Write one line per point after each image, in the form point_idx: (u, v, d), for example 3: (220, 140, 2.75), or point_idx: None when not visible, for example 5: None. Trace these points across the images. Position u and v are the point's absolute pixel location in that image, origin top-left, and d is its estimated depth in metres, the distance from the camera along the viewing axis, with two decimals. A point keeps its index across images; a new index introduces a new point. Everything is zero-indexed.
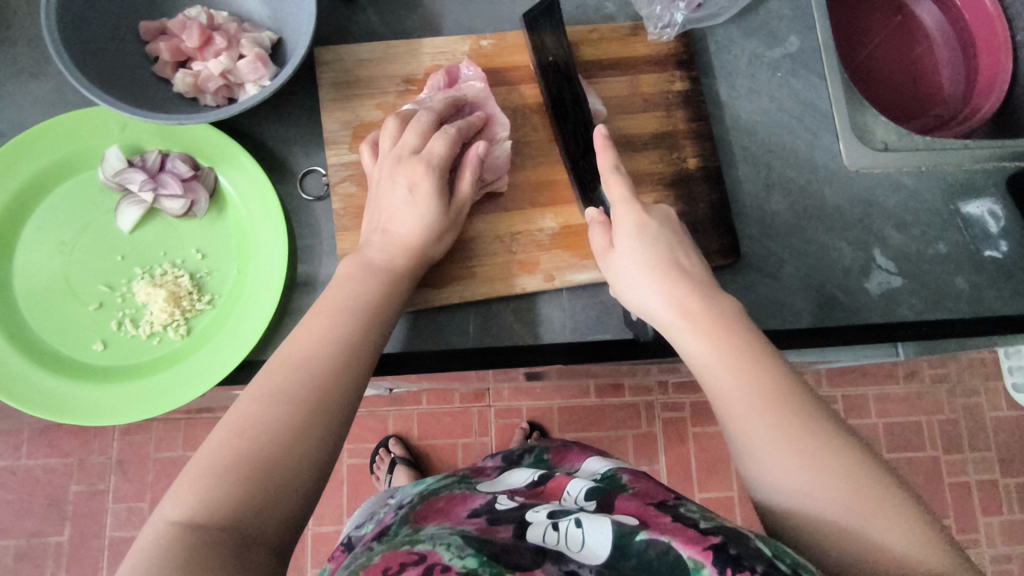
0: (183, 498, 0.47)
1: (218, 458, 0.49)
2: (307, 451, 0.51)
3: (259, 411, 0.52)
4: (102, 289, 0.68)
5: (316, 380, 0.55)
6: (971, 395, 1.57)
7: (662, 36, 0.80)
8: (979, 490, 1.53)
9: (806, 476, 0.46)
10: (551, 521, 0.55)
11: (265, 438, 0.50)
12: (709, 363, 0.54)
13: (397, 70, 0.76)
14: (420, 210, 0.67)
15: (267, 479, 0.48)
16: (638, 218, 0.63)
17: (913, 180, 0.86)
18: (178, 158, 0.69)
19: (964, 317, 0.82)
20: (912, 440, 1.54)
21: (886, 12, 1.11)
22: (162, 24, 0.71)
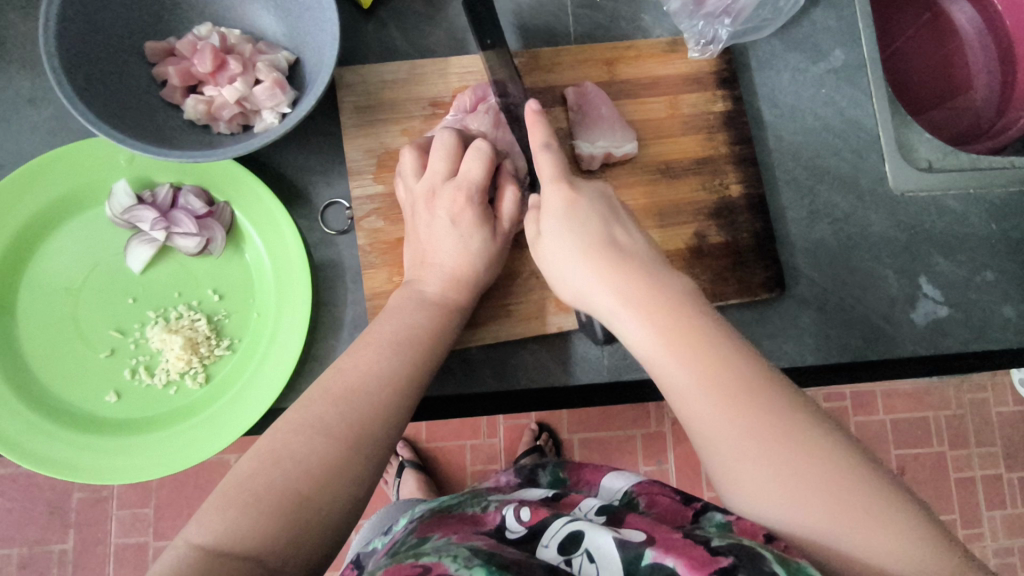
0: (210, 521, 0.43)
1: (248, 485, 0.45)
2: (345, 489, 0.47)
3: (297, 441, 0.48)
4: (114, 334, 0.64)
5: (356, 418, 0.51)
6: (978, 391, 1.56)
7: (704, 53, 0.75)
8: (984, 485, 1.53)
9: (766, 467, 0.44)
10: (564, 559, 0.46)
11: (300, 470, 0.47)
12: (677, 381, 0.48)
13: (423, 92, 0.71)
14: (471, 242, 0.64)
15: (299, 511, 0.45)
16: (566, 196, 0.58)
17: (962, 204, 0.81)
18: (190, 192, 0.64)
19: (1011, 347, 0.79)
20: (919, 437, 1.53)
21: (916, 10, 1.05)
22: (171, 45, 0.66)
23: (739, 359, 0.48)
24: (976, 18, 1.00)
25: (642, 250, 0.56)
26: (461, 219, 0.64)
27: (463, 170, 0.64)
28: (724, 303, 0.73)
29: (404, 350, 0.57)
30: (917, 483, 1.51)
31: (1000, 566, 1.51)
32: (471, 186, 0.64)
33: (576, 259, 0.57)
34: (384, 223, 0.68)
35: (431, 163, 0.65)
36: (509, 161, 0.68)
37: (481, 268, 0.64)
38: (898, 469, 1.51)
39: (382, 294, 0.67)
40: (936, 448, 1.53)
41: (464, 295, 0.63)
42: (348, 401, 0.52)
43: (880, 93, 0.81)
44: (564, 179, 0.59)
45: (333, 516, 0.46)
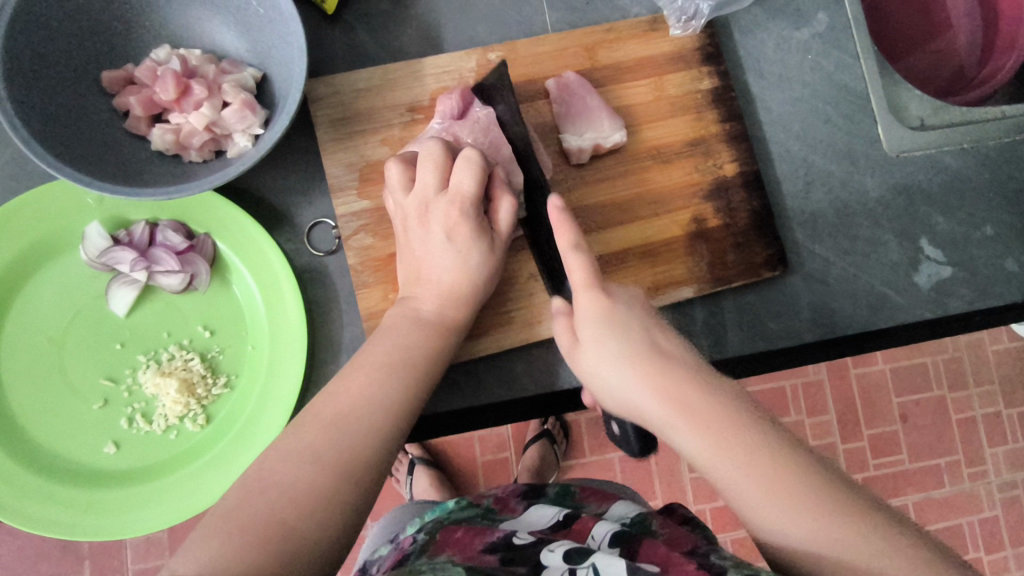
0: (193, 553, 0.41)
1: (235, 516, 0.43)
2: (336, 517, 0.46)
3: (286, 469, 0.47)
4: (105, 383, 0.61)
5: (348, 444, 0.50)
6: (974, 332, 1.57)
7: (687, 29, 0.72)
8: (986, 423, 1.55)
9: (782, 515, 0.43)
10: (568, 568, 0.51)
11: (296, 502, 0.45)
12: (706, 458, 0.46)
13: (399, 98, 0.68)
14: (468, 257, 0.62)
15: (287, 541, 0.43)
16: (572, 242, 0.57)
17: (956, 159, 0.80)
18: (168, 227, 0.61)
19: (1016, 301, 0.79)
20: (919, 383, 1.54)
21: None
22: (128, 73, 0.62)
23: (769, 438, 0.46)
24: None
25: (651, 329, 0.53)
26: (456, 235, 0.62)
27: (454, 185, 0.62)
28: (728, 286, 0.71)
29: (401, 372, 0.55)
30: (921, 429, 1.53)
31: (1007, 501, 1.54)
32: (464, 199, 0.62)
33: (582, 306, 0.55)
34: (373, 239, 0.66)
35: (420, 180, 0.62)
36: (499, 168, 0.65)
37: (479, 279, 0.62)
38: (902, 417, 1.53)
39: (379, 312, 0.65)
40: (937, 392, 1.54)
41: (461, 307, 0.61)
42: (339, 426, 0.51)
43: (867, 53, 0.79)
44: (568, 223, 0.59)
45: (323, 539, 0.44)
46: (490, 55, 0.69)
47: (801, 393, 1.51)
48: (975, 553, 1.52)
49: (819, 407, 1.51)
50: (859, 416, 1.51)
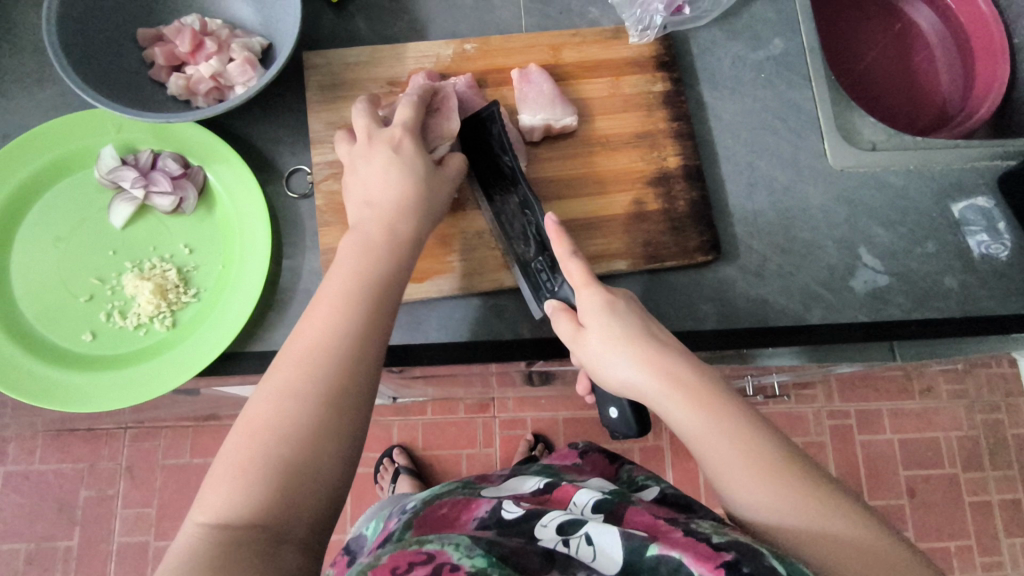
0: (209, 499, 0.48)
1: (236, 459, 0.49)
2: (329, 446, 0.51)
3: (273, 408, 0.51)
4: (94, 281, 0.71)
5: (332, 373, 0.53)
6: (991, 412, 1.55)
7: (643, 37, 0.82)
8: (1002, 510, 1.50)
9: (752, 473, 0.50)
10: (561, 537, 0.54)
11: (287, 437, 0.50)
12: (711, 448, 0.52)
13: (382, 73, 0.78)
14: (404, 173, 0.65)
15: (296, 482, 0.49)
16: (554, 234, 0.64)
17: (901, 180, 0.85)
18: (169, 157, 0.72)
19: (954, 316, 0.80)
20: (930, 458, 1.52)
21: (885, 21, 1.11)
22: (159, 31, 0.74)
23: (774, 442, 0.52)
24: (939, 25, 1.07)
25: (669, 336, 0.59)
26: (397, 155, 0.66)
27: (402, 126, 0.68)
28: (661, 264, 0.77)
29: (363, 299, 0.58)
30: (928, 505, 1.49)
31: None
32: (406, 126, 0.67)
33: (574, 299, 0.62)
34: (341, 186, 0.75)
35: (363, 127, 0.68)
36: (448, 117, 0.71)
37: (424, 190, 0.65)
38: (908, 490, 1.50)
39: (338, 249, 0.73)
40: (949, 470, 1.51)
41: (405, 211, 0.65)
42: (307, 358, 0.54)
43: (819, 78, 0.86)
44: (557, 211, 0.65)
45: (325, 480, 0.50)
46: (466, 46, 0.80)
47: None
48: None
49: None
50: (863, 484, 1.50)
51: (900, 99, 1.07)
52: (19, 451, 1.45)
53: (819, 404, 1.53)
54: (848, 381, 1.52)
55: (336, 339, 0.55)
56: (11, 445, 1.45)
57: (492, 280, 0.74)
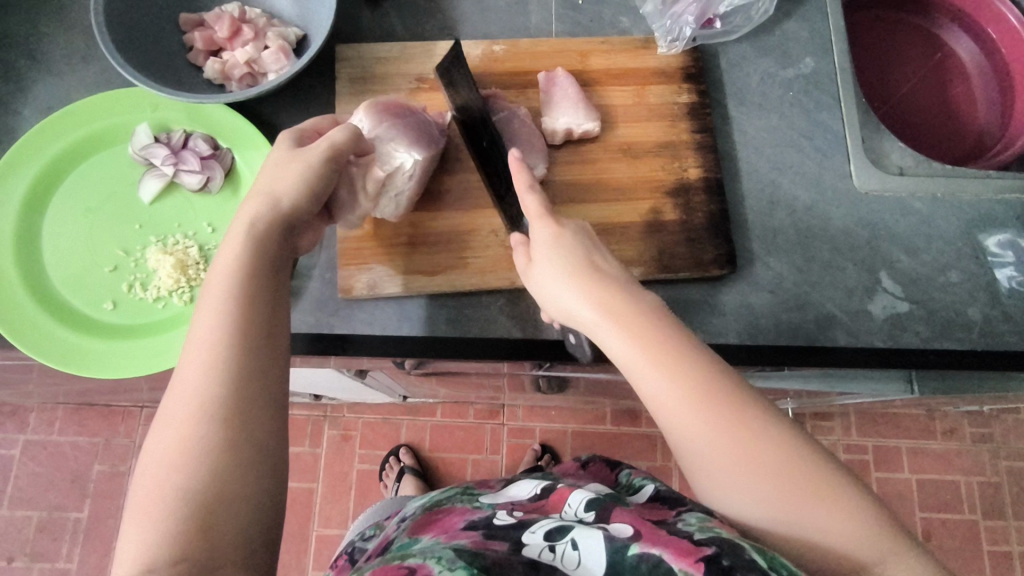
0: (131, 546, 0.45)
1: (155, 494, 0.47)
2: (243, 459, 0.49)
3: (178, 438, 0.49)
4: (119, 253, 0.73)
5: (226, 391, 0.51)
6: (1017, 459, 1.50)
7: (671, 49, 0.83)
8: (1023, 561, 1.44)
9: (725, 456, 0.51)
10: (548, 542, 0.53)
11: (202, 460, 0.48)
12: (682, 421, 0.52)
13: (411, 70, 0.80)
14: (295, 171, 0.62)
15: (214, 506, 0.47)
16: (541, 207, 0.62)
17: (928, 207, 0.83)
18: (200, 137, 0.74)
19: (976, 349, 0.78)
20: (949, 501, 1.47)
21: (924, 49, 1.08)
22: (200, 17, 0.77)
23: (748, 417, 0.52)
24: (978, 52, 1.05)
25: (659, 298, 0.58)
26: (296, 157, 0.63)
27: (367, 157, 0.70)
28: (675, 274, 0.76)
29: (237, 301, 0.55)
30: (945, 551, 1.44)
31: None
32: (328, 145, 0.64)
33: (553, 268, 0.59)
34: None
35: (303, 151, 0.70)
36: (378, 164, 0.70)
37: (312, 192, 0.62)
38: (924, 533, 1.45)
39: (352, 238, 0.75)
40: (968, 516, 1.46)
41: (305, 199, 0.62)
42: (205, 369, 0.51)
43: (848, 99, 0.86)
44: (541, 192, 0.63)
45: (251, 496, 0.49)
46: (494, 48, 0.82)
47: None
48: None
49: None
50: None
51: (939, 136, 1.05)
52: (39, 421, 1.49)
53: (837, 437, 1.50)
54: (867, 415, 1.49)
55: (228, 346, 0.52)
56: (32, 415, 1.49)
57: (504, 278, 0.74)
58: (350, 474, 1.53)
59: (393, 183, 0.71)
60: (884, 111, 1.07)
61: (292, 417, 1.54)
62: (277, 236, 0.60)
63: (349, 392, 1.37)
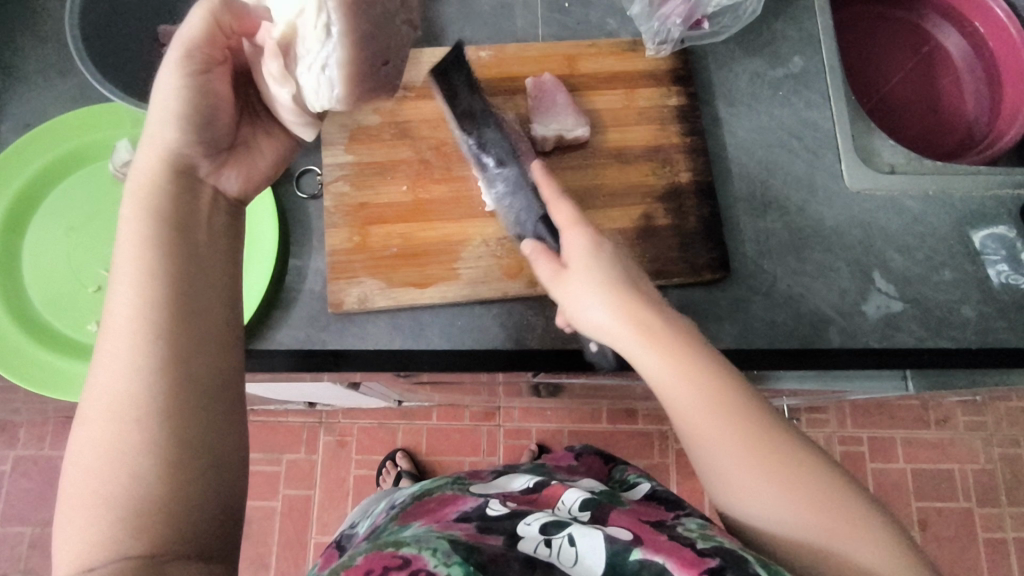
0: (68, 548, 0.43)
1: (90, 492, 0.45)
2: (179, 446, 0.47)
3: (105, 431, 0.46)
4: (102, 272, 0.71)
5: (153, 379, 0.47)
6: (1009, 446, 1.51)
7: (658, 52, 0.82)
8: (1017, 547, 1.45)
9: (773, 499, 0.49)
10: (545, 537, 0.52)
11: (129, 451, 0.45)
12: (730, 463, 0.50)
13: None
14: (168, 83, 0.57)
15: (152, 504, 0.45)
16: (589, 241, 0.61)
17: (919, 204, 0.83)
18: None
19: (970, 347, 0.78)
20: (943, 489, 1.48)
21: (912, 44, 1.08)
22: (179, 29, 0.75)
23: (799, 459, 0.50)
24: (965, 47, 1.05)
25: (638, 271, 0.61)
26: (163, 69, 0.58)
27: (257, 36, 0.60)
28: (667, 279, 0.76)
29: (163, 268, 0.51)
30: (941, 539, 1.45)
31: None
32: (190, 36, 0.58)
33: (601, 298, 0.57)
34: (350, 188, 0.76)
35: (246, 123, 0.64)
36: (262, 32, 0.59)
37: (198, 105, 0.58)
38: (920, 522, 1.46)
39: (342, 251, 0.74)
40: (962, 503, 1.47)
41: (191, 140, 0.58)
42: (122, 351, 0.48)
43: (838, 98, 0.85)
44: (585, 225, 0.63)
45: (194, 486, 0.46)
46: (481, 53, 0.81)
47: None
48: None
49: None
50: None
51: (928, 130, 1.05)
52: (28, 436, 1.47)
53: (833, 429, 1.50)
54: (862, 407, 1.49)
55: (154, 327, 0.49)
56: (22, 430, 1.47)
57: (497, 288, 0.74)
58: (346, 480, 1.52)
59: (306, 51, 0.58)
60: (872, 108, 1.06)
61: (287, 424, 1.52)
62: (180, 207, 0.56)
63: (343, 398, 1.35)
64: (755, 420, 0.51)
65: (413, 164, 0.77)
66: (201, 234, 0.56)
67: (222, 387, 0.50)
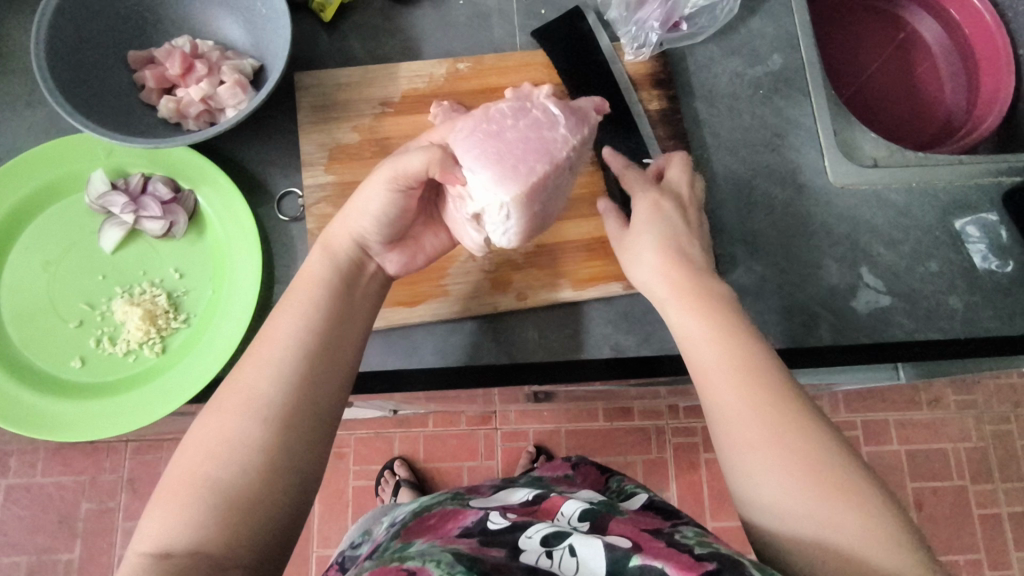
0: (152, 528, 0.48)
1: (192, 474, 0.50)
2: (278, 458, 0.52)
3: (224, 424, 0.52)
4: (83, 306, 0.70)
5: (280, 393, 0.54)
6: (1000, 422, 1.52)
7: (638, 55, 0.82)
8: (1011, 521, 1.47)
9: (763, 456, 0.50)
10: (545, 548, 0.51)
11: (228, 446, 0.51)
12: (731, 414, 0.53)
13: (374, 93, 0.78)
14: (376, 197, 0.63)
15: (234, 500, 0.49)
16: (652, 203, 0.68)
17: (903, 197, 0.83)
18: (159, 180, 0.71)
19: (959, 338, 0.79)
20: (937, 469, 1.49)
21: (886, 35, 1.08)
22: (150, 54, 0.74)
23: (798, 424, 0.51)
24: (940, 34, 1.05)
25: (692, 239, 0.66)
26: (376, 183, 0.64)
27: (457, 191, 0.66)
28: None
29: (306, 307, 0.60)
30: (937, 518, 1.47)
31: None
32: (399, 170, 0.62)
33: (648, 255, 0.65)
34: (331, 209, 0.75)
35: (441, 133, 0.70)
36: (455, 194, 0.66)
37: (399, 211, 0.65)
38: (916, 502, 1.48)
39: None
40: (957, 482, 1.49)
41: (375, 229, 0.65)
42: (264, 359, 0.56)
43: (818, 94, 0.85)
44: (653, 190, 0.69)
45: (271, 491, 0.51)
46: (459, 65, 0.80)
47: None
48: None
49: None
50: None
51: (905, 120, 1.05)
52: (20, 463, 1.45)
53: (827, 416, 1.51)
54: (855, 392, 1.50)
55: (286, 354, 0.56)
56: (13, 457, 1.45)
57: (485, 303, 0.74)
58: (345, 491, 1.51)
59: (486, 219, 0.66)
60: (849, 101, 1.06)
61: None
62: (350, 266, 0.65)
63: None
64: (767, 383, 0.54)
65: None
66: (358, 292, 0.65)
67: (322, 419, 0.56)
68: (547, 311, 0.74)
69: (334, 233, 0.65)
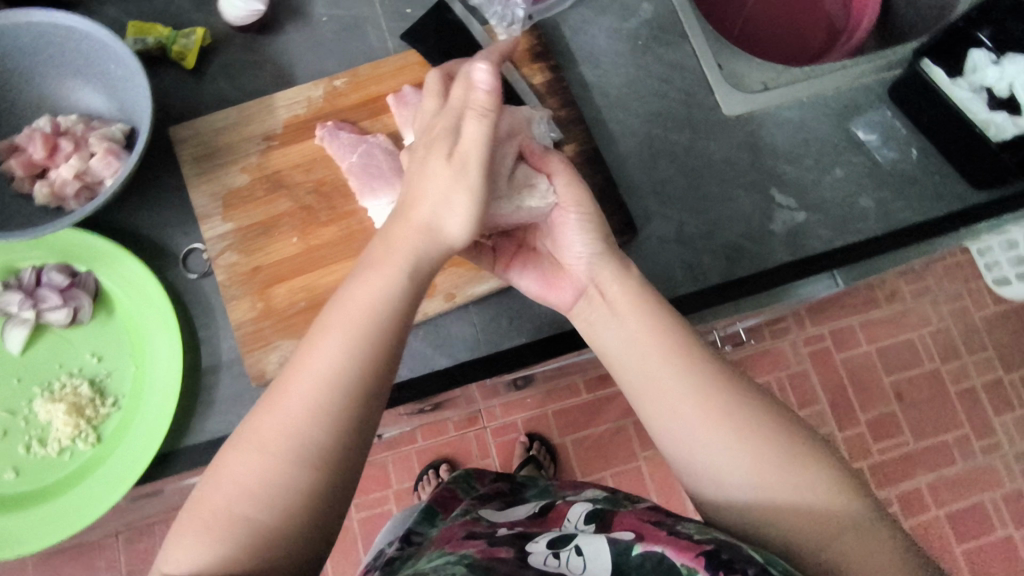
0: (179, 549, 0.46)
1: (218, 506, 0.47)
2: (308, 504, 0.48)
3: (258, 462, 0.48)
4: (4, 415, 0.68)
5: (325, 435, 0.49)
6: (955, 300, 1.58)
7: (511, 32, 0.82)
8: (985, 390, 1.54)
9: (717, 442, 0.53)
10: (552, 550, 0.52)
11: (257, 486, 0.47)
12: (679, 404, 0.55)
13: (255, 130, 0.76)
14: (446, 175, 0.55)
15: (261, 542, 0.46)
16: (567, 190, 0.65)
17: (796, 113, 0.85)
18: (53, 269, 0.69)
19: (877, 235, 0.81)
20: (908, 358, 1.55)
21: None
22: (12, 141, 0.71)
23: (743, 406, 0.54)
24: None
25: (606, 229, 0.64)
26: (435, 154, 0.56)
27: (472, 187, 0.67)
28: None
29: (354, 333, 0.52)
30: (918, 405, 1.52)
31: None
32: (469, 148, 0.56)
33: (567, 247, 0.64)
34: (239, 256, 0.73)
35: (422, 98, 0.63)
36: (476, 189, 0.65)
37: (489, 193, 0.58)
38: (896, 395, 1.53)
39: (248, 322, 0.71)
40: (929, 366, 1.54)
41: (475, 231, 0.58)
42: (313, 386, 0.50)
43: (694, 33, 0.86)
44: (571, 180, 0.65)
45: (300, 533, 0.48)
46: (335, 83, 0.78)
47: (788, 384, 1.52)
48: (1003, 529, 1.47)
49: (810, 396, 1.52)
50: (852, 401, 1.52)
51: (793, 37, 1.06)
52: None
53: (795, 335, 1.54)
54: (817, 305, 1.53)
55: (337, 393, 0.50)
56: None
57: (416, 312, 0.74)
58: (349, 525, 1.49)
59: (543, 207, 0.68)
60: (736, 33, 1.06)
61: None
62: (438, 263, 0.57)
63: None
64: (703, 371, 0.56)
65: (297, 213, 0.74)
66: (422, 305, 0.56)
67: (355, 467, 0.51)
68: (477, 304, 0.76)
69: (398, 230, 0.56)
